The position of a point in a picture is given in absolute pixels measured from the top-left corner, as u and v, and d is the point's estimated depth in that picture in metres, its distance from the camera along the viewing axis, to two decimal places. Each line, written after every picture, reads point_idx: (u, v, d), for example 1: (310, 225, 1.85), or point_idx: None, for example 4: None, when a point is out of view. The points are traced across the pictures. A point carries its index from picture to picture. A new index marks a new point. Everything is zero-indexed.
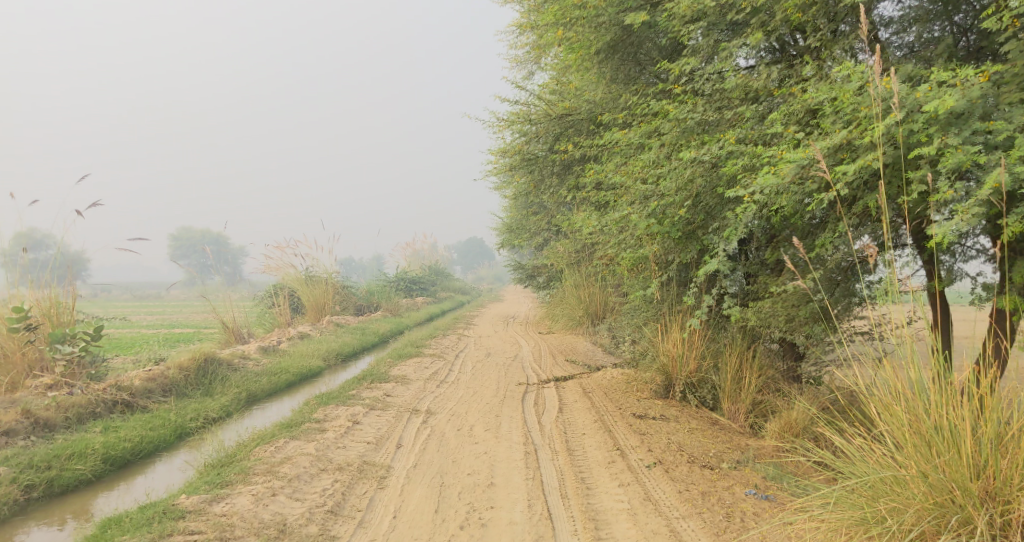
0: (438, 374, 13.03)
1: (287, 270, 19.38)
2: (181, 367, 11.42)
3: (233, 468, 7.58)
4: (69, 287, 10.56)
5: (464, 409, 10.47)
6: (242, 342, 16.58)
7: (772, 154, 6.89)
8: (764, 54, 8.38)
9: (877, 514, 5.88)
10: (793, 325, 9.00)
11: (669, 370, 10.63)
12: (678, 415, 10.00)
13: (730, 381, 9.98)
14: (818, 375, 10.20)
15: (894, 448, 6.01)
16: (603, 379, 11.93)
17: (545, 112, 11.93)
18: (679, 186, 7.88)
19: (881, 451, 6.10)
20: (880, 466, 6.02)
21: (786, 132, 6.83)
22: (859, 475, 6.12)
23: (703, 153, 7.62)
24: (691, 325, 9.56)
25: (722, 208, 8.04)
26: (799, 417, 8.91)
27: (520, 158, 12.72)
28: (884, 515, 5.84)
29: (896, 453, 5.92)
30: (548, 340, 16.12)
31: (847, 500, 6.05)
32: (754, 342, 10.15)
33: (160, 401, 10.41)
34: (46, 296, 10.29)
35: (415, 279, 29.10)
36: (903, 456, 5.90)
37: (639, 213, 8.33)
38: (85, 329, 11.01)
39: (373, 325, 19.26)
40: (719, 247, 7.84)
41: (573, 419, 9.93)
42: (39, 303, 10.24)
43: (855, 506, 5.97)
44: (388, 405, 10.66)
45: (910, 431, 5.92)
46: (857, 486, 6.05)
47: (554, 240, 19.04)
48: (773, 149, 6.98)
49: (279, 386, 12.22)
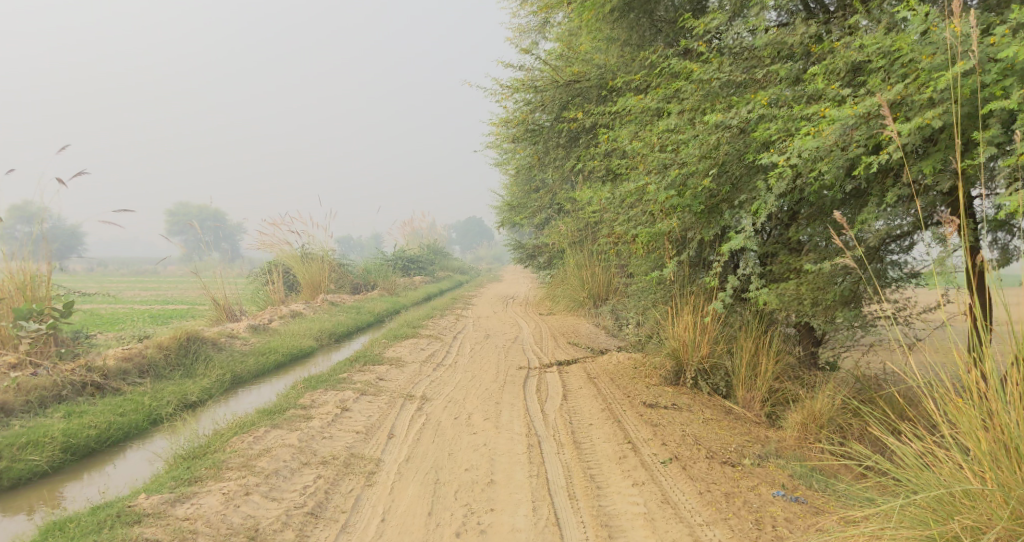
0: (435, 356, 12.32)
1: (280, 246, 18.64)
2: (161, 345, 10.73)
3: (204, 462, 6.87)
4: (46, 262, 9.92)
5: (462, 395, 9.75)
6: (233, 320, 15.87)
7: (813, 114, 6.16)
8: (797, 10, 7.56)
9: (947, 534, 5.28)
10: (818, 309, 8.42)
11: (681, 355, 9.86)
12: (691, 404, 9.28)
13: (745, 367, 9.30)
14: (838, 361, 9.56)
15: (968, 457, 5.40)
16: (608, 362, 11.20)
17: (551, 79, 11.10)
18: (703, 153, 7.13)
19: (951, 460, 5.48)
20: (951, 478, 5.41)
21: (831, 90, 6.12)
22: (926, 487, 5.50)
23: (730, 116, 6.90)
24: (711, 307, 8.85)
25: (751, 178, 7.28)
26: (824, 408, 8.23)
27: (525, 128, 11.91)
28: (958, 534, 5.25)
29: (973, 464, 5.31)
30: (549, 322, 15.38)
31: (911, 516, 5.44)
32: (771, 327, 9.46)
33: (135, 383, 9.72)
34: (20, 269, 9.62)
35: (413, 257, 28.37)
36: (981, 467, 5.30)
37: (657, 183, 7.57)
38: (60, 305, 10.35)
39: (369, 304, 18.54)
40: (745, 221, 7.10)
41: (579, 408, 9.22)
42: (13, 277, 9.60)
43: (922, 523, 5.37)
44: (381, 390, 9.94)
45: (990, 439, 5.31)
46: (924, 500, 5.44)
47: (557, 218, 18.27)
48: (814, 108, 6.26)
49: (267, 366, 11.54)
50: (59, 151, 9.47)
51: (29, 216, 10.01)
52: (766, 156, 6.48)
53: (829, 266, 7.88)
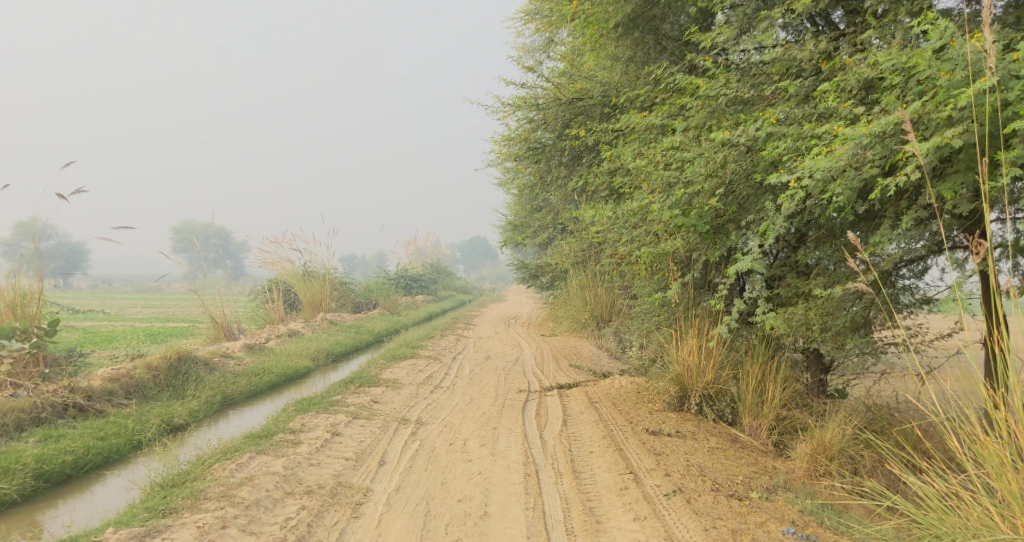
0: (433, 378, 11.99)
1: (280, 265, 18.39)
2: (150, 366, 10.43)
3: (181, 491, 6.57)
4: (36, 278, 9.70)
5: (458, 419, 9.41)
6: (231, 339, 15.59)
7: (825, 131, 5.86)
8: (807, 25, 7.26)
9: None
10: (827, 336, 8.16)
11: (685, 380, 9.53)
12: (695, 431, 8.93)
13: (751, 394, 8.97)
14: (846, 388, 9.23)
15: (997, 501, 5.29)
16: (610, 386, 10.85)
17: (554, 97, 10.84)
18: (709, 172, 6.84)
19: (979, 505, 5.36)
20: (980, 525, 5.32)
21: (844, 107, 5.82)
22: (952, 531, 5.44)
23: (737, 134, 6.60)
24: (718, 332, 8.51)
25: (758, 198, 6.97)
26: (835, 438, 7.94)
27: (526, 146, 11.63)
28: None
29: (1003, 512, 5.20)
30: (551, 343, 15.04)
31: None
32: (778, 352, 9.13)
33: (121, 405, 9.43)
34: (10, 287, 9.44)
35: (416, 276, 28.10)
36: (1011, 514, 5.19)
37: (661, 203, 7.28)
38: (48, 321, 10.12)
39: (369, 324, 18.23)
40: (753, 243, 6.78)
41: (580, 435, 8.87)
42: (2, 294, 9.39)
43: None
44: (374, 414, 9.61)
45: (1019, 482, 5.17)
46: None
47: (560, 238, 17.98)
48: (826, 126, 5.95)
49: (259, 387, 11.23)
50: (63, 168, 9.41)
51: (25, 235, 9.88)
52: (775, 175, 6.18)
53: (840, 290, 7.59)
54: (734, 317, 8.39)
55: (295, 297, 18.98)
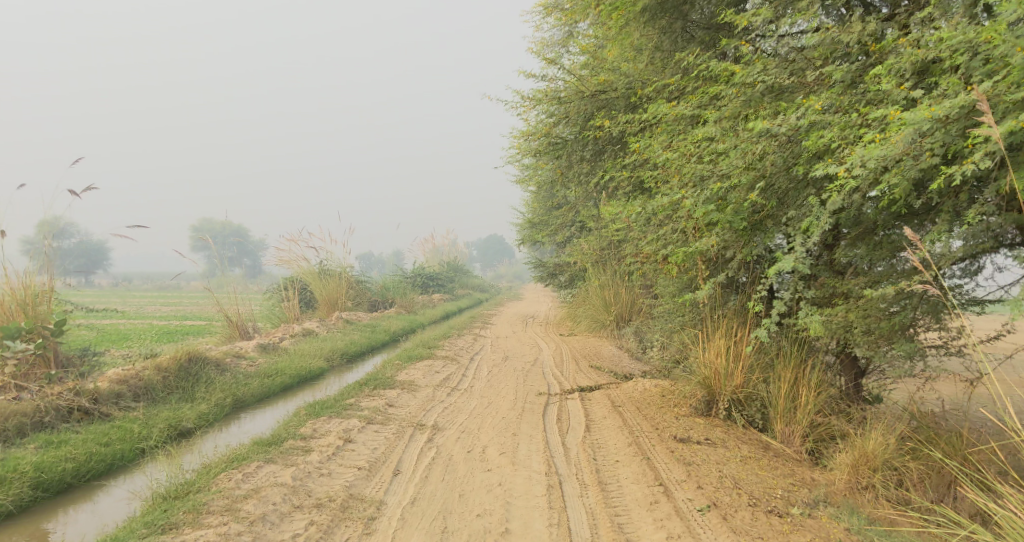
0: (450, 380, 11.57)
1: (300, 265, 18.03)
2: (159, 367, 10.08)
3: (184, 505, 6.30)
4: (47, 276, 9.37)
5: (477, 425, 9.01)
6: (246, 339, 15.14)
7: (881, 115, 5.45)
8: (850, 6, 6.77)
9: None
10: (870, 339, 7.72)
11: (712, 384, 9.05)
12: (725, 438, 8.46)
13: (784, 399, 8.49)
14: (882, 393, 8.73)
15: None
16: (634, 391, 10.27)
17: (576, 89, 10.33)
18: (747, 164, 6.38)
19: None
20: None
21: (902, 90, 5.44)
22: None
23: (777, 123, 6.14)
24: (756, 336, 7.99)
25: (798, 192, 6.50)
26: (878, 450, 7.64)
27: (546, 142, 11.10)
28: None
29: None
30: (571, 343, 14.59)
31: None
32: (812, 355, 8.63)
33: (128, 408, 9.09)
34: (20, 284, 9.09)
35: (433, 274, 27.69)
36: None
37: (695, 198, 6.81)
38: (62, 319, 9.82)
39: (385, 323, 17.88)
40: (796, 241, 6.28)
41: (604, 442, 8.43)
42: (13, 292, 9.06)
43: None
44: (389, 419, 9.21)
45: None
46: None
47: (579, 236, 17.51)
48: (881, 110, 5.52)
49: (272, 389, 10.88)
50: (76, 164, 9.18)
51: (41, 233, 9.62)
52: (821, 167, 5.72)
53: (893, 290, 7.14)
54: (773, 320, 7.88)
55: (311, 295, 18.63)
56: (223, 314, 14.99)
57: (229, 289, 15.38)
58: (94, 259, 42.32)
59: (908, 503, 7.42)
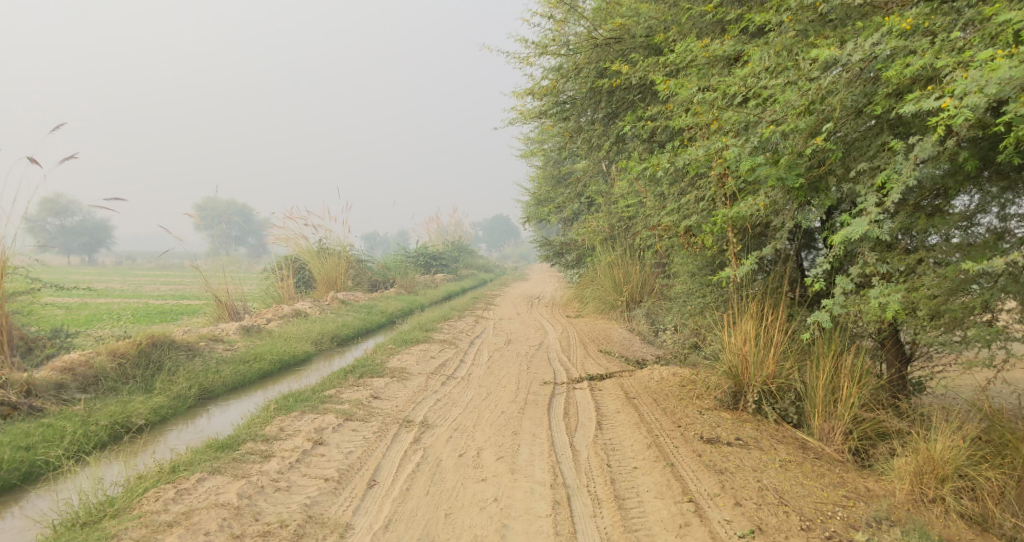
0: (446, 367, 10.32)
1: (299, 241, 16.76)
2: (116, 353, 8.85)
3: (93, 532, 5.41)
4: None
5: (472, 421, 7.77)
6: (236, 319, 13.75)
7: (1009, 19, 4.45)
8: None
9: None
10: (938, 323, 6.44)
11: (741, 374, 7.73)
12: (759, 438, 7.18)
13: (821, 390, 7.21)
14: (922, 381, 7.46)
15: None
16: (650, 378, 9.02)
17: (587, 37, 9.01)
18: (810, 104, 5.29)
19: None
20: None
21: None
22: None
23: (847, 51, 5.06)
24: (816, 319, 6.53)
25: (869, 140, 5.42)
26: (948, 455, 6.34)
27: (552, 99, 9.80)
28: None
29: None
30: (578, 326, 13.29)
31: None
32: (854, 341, 7.35)
33: (70, 402, 7.89)
34: None
35: (435, 254, 26.38)
36: None
37: (739, 146, 5.69)
38: (17, 294, 8.67)
39: (382, 303, 16.63)
40: (869, 200, 5.20)
41: (619, 441, 7.21)
42: None
43: None
44: (372, 414, 7.96)
45: None
46: None
47: (587, 212, 16.17)
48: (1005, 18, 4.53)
49: (249, 376, 9.66)
50: (51, 133, 8.40)
51: None
52: (923, 101, 4.70)
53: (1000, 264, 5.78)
54: (839, 302, 6.39)
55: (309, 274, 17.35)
56: (213, 292, 13.53)
57: (224, 270, 14.09)
58: (94, 236, 41.03)
59: (985, 519, 6.19)
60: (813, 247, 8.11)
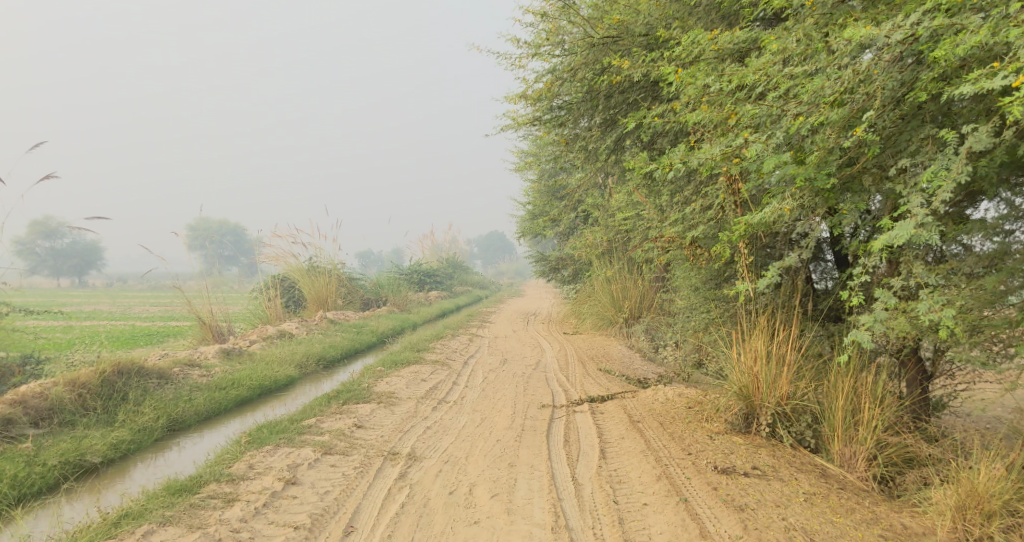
0: (437, 390, 9.61)
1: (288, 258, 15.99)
2: (77, 383, 8.11)
3: None
4: None
5: (462, 451, 7.08)
6: (221, 339, 12.89)
7: None
8: None
9: None
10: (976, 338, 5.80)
11: (752, 395, 6.99)
12: (776, 467, 6.42)
13: (841, 412, 6.47)
14: (943, 401, 6.83)
15: None
16: (655, 399, 8.32)
17: (584, 35, 8.36)
18: (844, 92, 4.75)
19: None
20: None
21: None
22: None
23: (887, 31, 4.54)
24: (851, 336, 5.79)
25: (908, 133, 4.91)
26: (994, 490, 5.62)
27: (548, 104, 9.14)
28: None
29: None
30: (576, 344, 12.59)
31: None
32: (872, 359, 6.66)
33: (20, 443, 7.19)
34: None
35: (429, 270, 25.65)
36: None
37: (763, 141, 5.12)
38: None
39: (373, 322, 15.88)
40: (915, 201, 4.64)
41: (625, 472, 6.52)
42: None
43: None
44: (354, 446, 7.24)
45: None
46: None
47: (584, 225, 15.51)
48: None
49: (226, 403, 8.95)
50: None
51: None
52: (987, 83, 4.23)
53: None
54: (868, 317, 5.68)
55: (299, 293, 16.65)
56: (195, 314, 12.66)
57: (206, 288, 13.08)
58: (83, 257, 40.09)
59: None
60: (821, 259, 7.47)
